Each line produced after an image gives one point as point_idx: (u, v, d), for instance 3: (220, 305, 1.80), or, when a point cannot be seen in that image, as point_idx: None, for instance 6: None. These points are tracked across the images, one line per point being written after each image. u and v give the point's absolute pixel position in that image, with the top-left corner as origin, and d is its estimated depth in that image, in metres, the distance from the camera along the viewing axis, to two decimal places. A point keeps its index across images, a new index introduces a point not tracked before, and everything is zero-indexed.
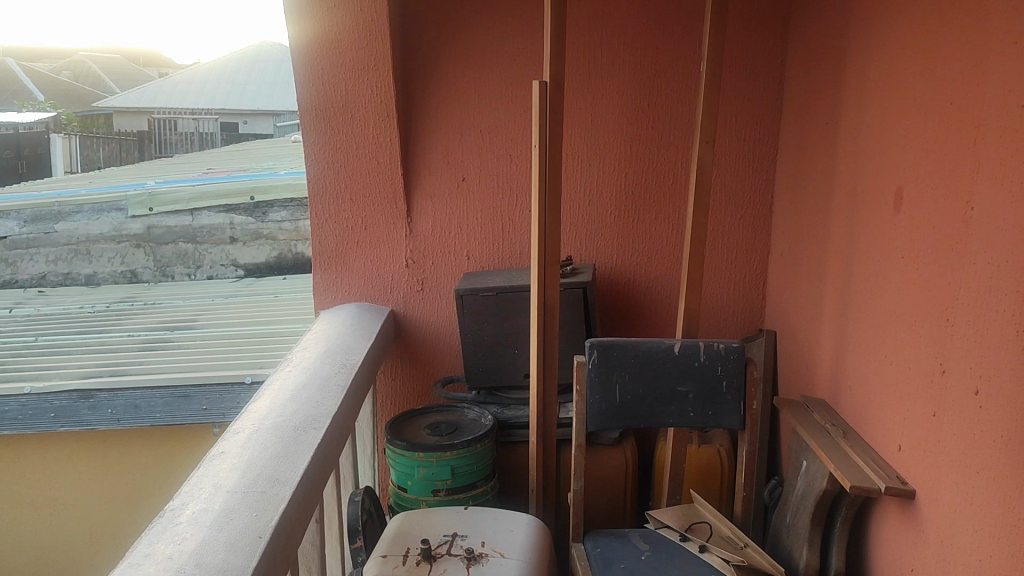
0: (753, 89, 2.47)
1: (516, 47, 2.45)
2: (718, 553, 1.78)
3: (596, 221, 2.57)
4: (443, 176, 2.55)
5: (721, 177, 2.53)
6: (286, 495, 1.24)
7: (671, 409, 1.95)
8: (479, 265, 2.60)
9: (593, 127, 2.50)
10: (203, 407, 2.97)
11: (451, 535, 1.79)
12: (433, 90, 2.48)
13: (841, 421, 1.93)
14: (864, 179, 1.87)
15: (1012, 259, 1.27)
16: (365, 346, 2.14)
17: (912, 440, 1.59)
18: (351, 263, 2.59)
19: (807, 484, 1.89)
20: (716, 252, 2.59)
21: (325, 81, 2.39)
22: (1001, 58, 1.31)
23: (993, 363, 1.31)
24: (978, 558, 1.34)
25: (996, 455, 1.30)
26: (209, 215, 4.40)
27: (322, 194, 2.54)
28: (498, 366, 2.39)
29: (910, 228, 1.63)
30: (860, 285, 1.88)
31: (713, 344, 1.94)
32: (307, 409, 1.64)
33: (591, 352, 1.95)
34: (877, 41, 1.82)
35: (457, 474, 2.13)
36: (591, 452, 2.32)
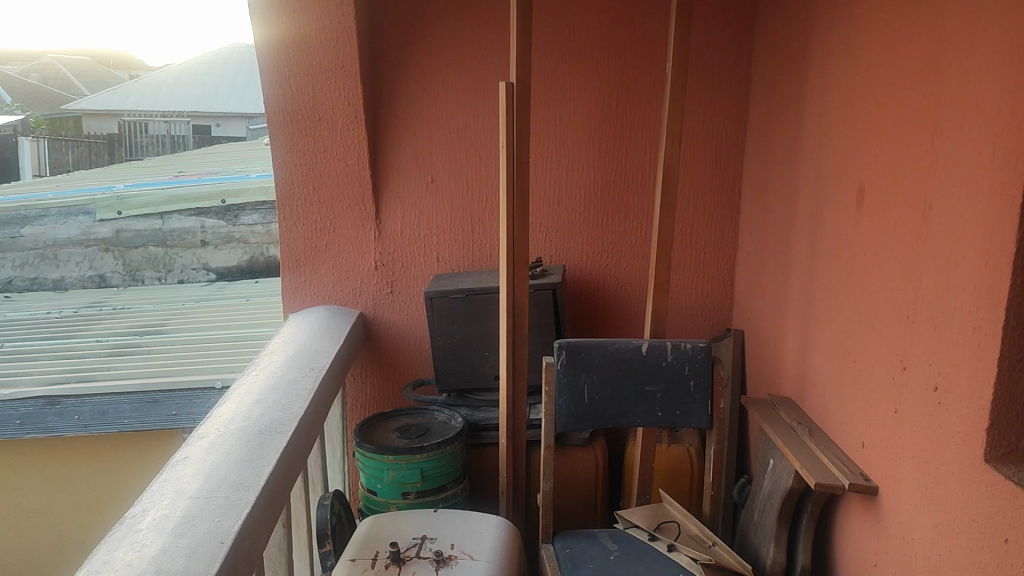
0: (718, 90, 2.49)
1: (484, 48, 2.45)
2: (685, 553, 1.79)
3: (564, 222, 2.58)
4: (412, 177, 2.54)
5: (686, 178, 2.55)
6: (250, 500, 1.24)
7: (639, 409, 1.96)
8: (449, 267, 2.59)
9: (561, 129, 2.51)
10: (173, 412, 2.94)
11: (420, 538, 1.78)
12: (401, 92, 2.48)
13: (807, 420, 1.95)
14: (828, 179, 1.89)
15: (968, 258, 1.29)
16: (333, 350, 2.13)
17: (875, 438, 1.61)
18: (319, 265, 2.58)
19: (773, 483, 1.90)
20: (684, 252, 2.60)
21: (292, 82, 2.37)
22: (959, 58, 1.33)
23: (951, 359, 1.33)
24: (939, 553, 1.36)
25: (954, 451, 1.32)
26: (179, 219, 4.37)
27: (289, 197, 2.52)
28: (467, 368, 2.39)
29: (872, 229, 1.65)
30: (824, 283, 1.90)
31: (680, 344, 1.95)
32: (273, 413, 1.63)
33: (558, 353, 1.95)
34: (840, 42, 1.83)
35: (427, 477, 2.13)
36: (561, 452, 2.33)
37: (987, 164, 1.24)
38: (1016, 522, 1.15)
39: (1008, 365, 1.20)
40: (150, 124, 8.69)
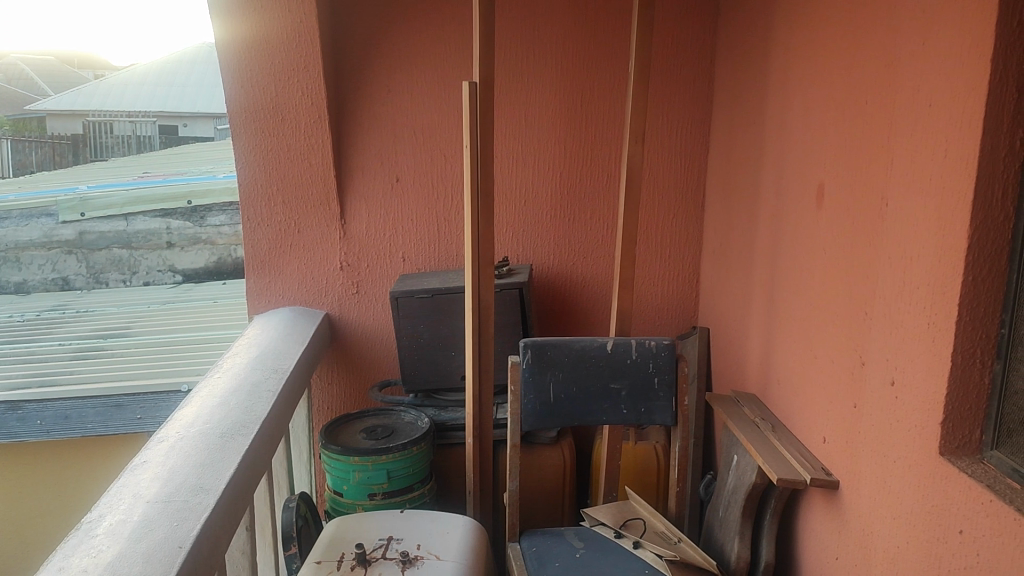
0: (682, 90, 2.50)
1: (449, 47, 2.45)
2: (651, 549, 1.80)
3: (531, 221, 2.58)
4: (377, 177, 2.53)
5: (651, 176, 2.56)
6: (210, 504, 1.23)
7: (605, 406, 1.97)
8: (415, 267, 2.59)
9: (526, 128, 2.51)
10: (138, 415, 2.91)
11: (386, 539, 1.78)
12: (366, 92, 2.47)
13: (770, 416, 1.97)
14: (790, 177, 1.91)
15: (923, 254, 1.31)
16: (298, 351, 2.12)
17: (836, 432, 1.63)
18: (284, 266, 2.56)
19: (737, 479, 1.92)
20: (649, 250, 2.61)
21: (254, 82, 2.35)
22: (914, 56, 1.35)
23: (908, 354, 1.35)
24: (897, 545, 1.38)
25: (911, 444, 1.34)
26: (145, 220, 4.38)
27: (253, 197, 2.49)
28: (434, 369, 2.39)
29: (832, 225, 1.67)
30: (786, 280, 1.92)
31: (645, 342, 1.96)
32: (236, 415, 1.62)
33: (524, 352, 1.95)
34: (800, 41, 1.85)
35: (393, 478, 2.12)
36: (528, 451, 2.33)
37: (940, 162, 1.26)
38: (971, 514, 1.17)
39: (961, 359, 1.22)
40: (116, 124, 8.57)
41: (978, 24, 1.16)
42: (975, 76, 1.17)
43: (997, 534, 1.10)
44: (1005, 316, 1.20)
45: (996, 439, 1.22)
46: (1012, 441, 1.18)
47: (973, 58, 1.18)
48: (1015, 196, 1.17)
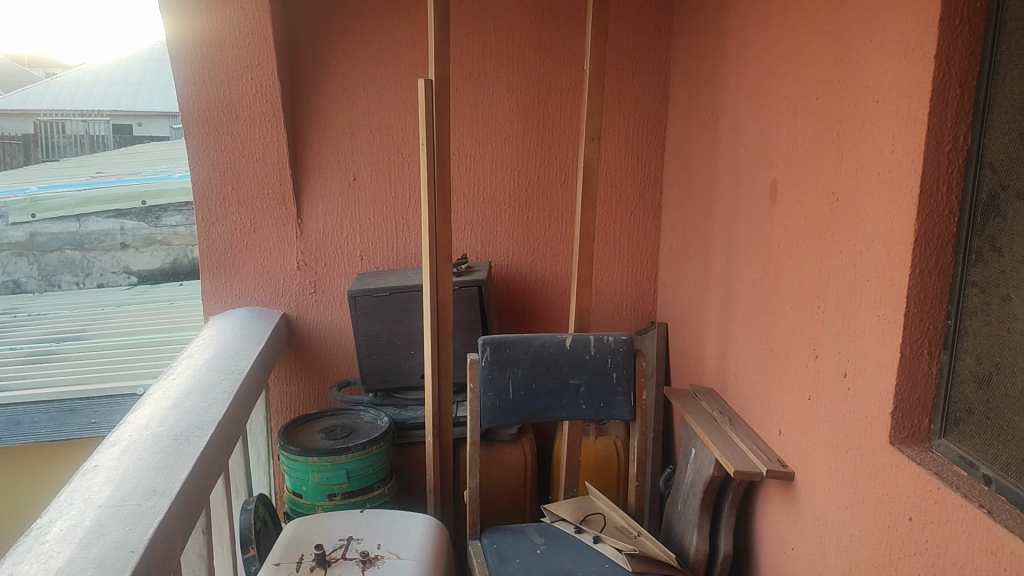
0: (637, 86, 2.52)
1: (406, 45, 2.44)
2: (611, 544, 1.81)
3: (489, 218, 2.58)
4: (334, 175, 2.52)
5: (607, 172, 2.57)
6: (163, 507, 1.21)
7: (564, 402, 1.98)
8: (373, 266, 2.59)
9: (482, 126, 2.51)
10: (91, 420, 2.85)
11: (346, 539, 1.76)
12: (321, 90, 2.45)
13: (727, 409, 1.99)
14: (744, 172, 1.93)
15: (873, 247, 1.34)
16: (255, 351, 2.10)
17: (790, 424, 1.66)
18: (239, 267, 2.53)
19: (695, 472, 1.94)
20: (608, 246, 2.63)
21: (207, 80, 2.31)
22: (862, 54, 1.37)
23: (859, 346, 1.38)
24: (850, 534, 1.41)
25: (863, 434, 1.37)
26: (97, 221, 4.36)
27: (206, 197, 2.45)
28: (393, 368, 2.38)
29: (785, 220, 1.70)
30: (741, 274, 1.95)
31: (603, 338, 1.98)
32: (191, 417, 1.60)
33: (483, 350, 1.94)
34: (753, 37, 1.88)
35: (353, 478, 2.11)
36: (489, 449, 2.34)
37: (887, 158, 1.29)
38: (919, 501, 1.20)
39: (909, 350, 1.25)
40: None
41: (923, 23, 1.19)
42: (919, 73, 1.19)
43: (944, 521, 1.13)
44: (950, 307, 1.22)
45: (944, 428, 1.24)
46: (959, 429, 1.21)
47: (916, 55, 1.20)
48: (959, 190, 1.20)
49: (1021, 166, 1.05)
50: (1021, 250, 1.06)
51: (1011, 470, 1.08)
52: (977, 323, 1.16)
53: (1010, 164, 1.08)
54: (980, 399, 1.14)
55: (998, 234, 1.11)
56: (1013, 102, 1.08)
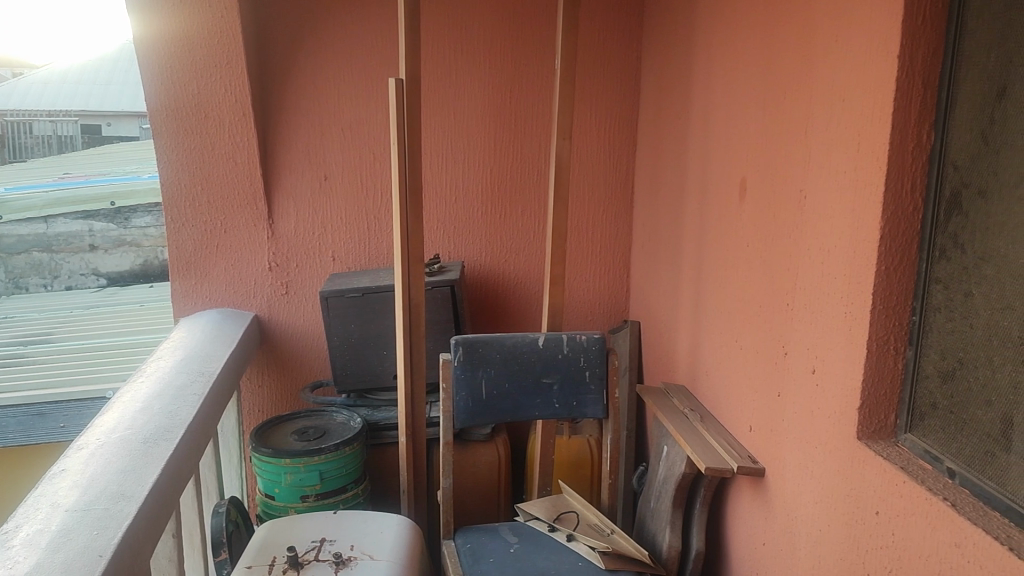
0: (608, 86, 2.53)
1: (376, 45, 2.44)
2: (585, 542, 1.82)
3: (461, 218, 2.58)
4: (305, 176, 2.51)
5: (579, 171, 2.58)
6: (131, 511, 1.20)
7: (537, 402, 1.98)
8: (345, 266, 2.58)
9: (454, 126, 2.51)
10: (60, 423, 2.82)
11: (319, 541, 1.76)
12: (292, 90, 2.43)
13: (698, 406, 2.01)
14: (713, 171, 1.95)
15: (839, 245, 1.36)
16: (226, 353, 2.09)
17: (760, 420, 1.68)
18: (209, 268, 2.51)
19: (668, 469, 1.95)
20: (580, 245, 2.64)
21: (175, 80, 2.28)
22: (829, 55, 1.39)
23: (826, 343, 1.40)
24: (818, 528, 1.42)
25: (830, 430, 1.39)
26: (65, 223, 4.34)
27: (175, 198, 2.43)
28: (366, 368, 2.38)
29: (754, 218, 1.72)
30: (711, 273, 1.96)
31: (576, 336, 1.98)
32: (160, 420, 1.58)
33: (455, 350, 1.94)
34: (722, 38, 1.89)
35: (326, 479, 2.10)
36: (462, 448, 2.34)
37: (854, 156, 1.30)
38: (885, 495, 1.22)
39: (876, 346, 1.26)
40: None
41: (886, 24, 1.20)
42: (883, 74, 1.21)
43: (910, 515, 1.15)
44: (915, 303, 1.24)
45: (909, 423, 1.26)
46: (924, 424, 1.23)
47: (880, 55, 1.22)
48: (923, 188, 1.21)
49: (984, 165, 1.07)
50: (983, 247, 1.08)
51: (974, 464, 1.10)
52: (940, 319, 1.18)
53: (973, 162, 1.10)
54: (944, 394, 1.16)
55: (961, 231, 1.13)
56: (975, 100, 1.10)
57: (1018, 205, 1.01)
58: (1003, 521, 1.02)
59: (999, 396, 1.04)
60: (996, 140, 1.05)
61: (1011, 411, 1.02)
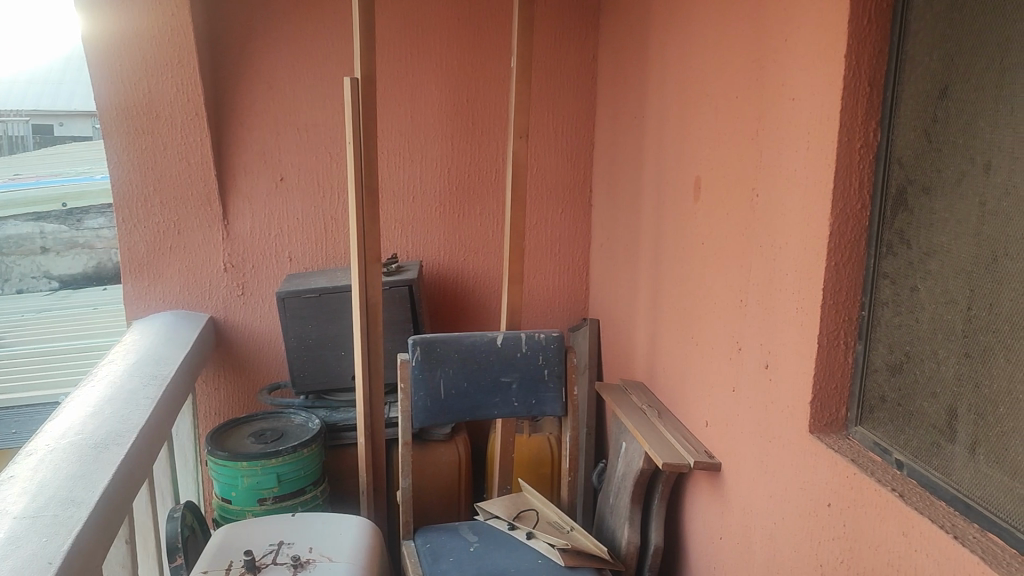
0: (565, 85, 2.54)
1: (331, 44, 2.43)
2: (544, 539, 1.83)
3: (419, 217, 2.57)
4: (260, 175, 2.48)
5: (537, 170, 2.58)
6: (83, 517, 1.18)
7: (495, 400, 1.98)
8: (302, 267, 2.56)
9: (411, 125, 2.50)
10: (11, 430, 2.77)
11: (277, 544, 1.74)
12: (246, 89, 2.41)
13: (656, 402, 2.03)
14: (669, 169, 1.96)
15: (790, 242, 1.37)
16: (180, 356, 2.06)
17: (716, 416, 1.69)
18: (163, 269, 2.48)
19: (626, 465, 1.96)
20: (538, 243, 2.64)
21: (125, 79, 2.24)
22: (778, 55, 1.41)
23: (779, 338, 1.42)
24: (774, 520, 1.44)
25: (783, 424, 1.41)
26: (15, 224, 4.23)
27: (127, 199, 2.39)
28: (323, 370, 2.36)
29: (708, 216, 1.73)
30: (667, 270, 1.98)
31: (534, 335, 1.98)
32: (111, 424, 1.56)
33: (413, 350, 1.93)
34: (675, 37, 1.91)
35: (284, 481, 2.08)
36: (422, 448, 2.33)
37: (804, 154, 1.32)
38: (837, 487, 1.24)
39: (826, 341, 1.29)
40: None
41: (834, 25, 1.22)
42: (831, 74, 1.23)
43: (860, 506, 1.17)
44: (864, 299, 1.26)
45: (859, 416, 1.28)
46: (873, 416, 1.25)
47: (828, 55, 1.24)
48: (870, 186, 1.24)
49: (928, 162, 1.09)
50: (927, 242, 1.10)
51: (921, 454, 1.12)
52: (888, 313, 1.20)
53: (916, 160, 1.12)
54: (893, 386, 1.19)
55: (906, 227, 1.15)
56: (919, 99, 1.12)
57: (959, 201, 1.03)
58: (948, 510, 1.05)
59: (945, 388, 1.06)
60: (938, 138, 1.07)
61: (955, 403, 1.04)
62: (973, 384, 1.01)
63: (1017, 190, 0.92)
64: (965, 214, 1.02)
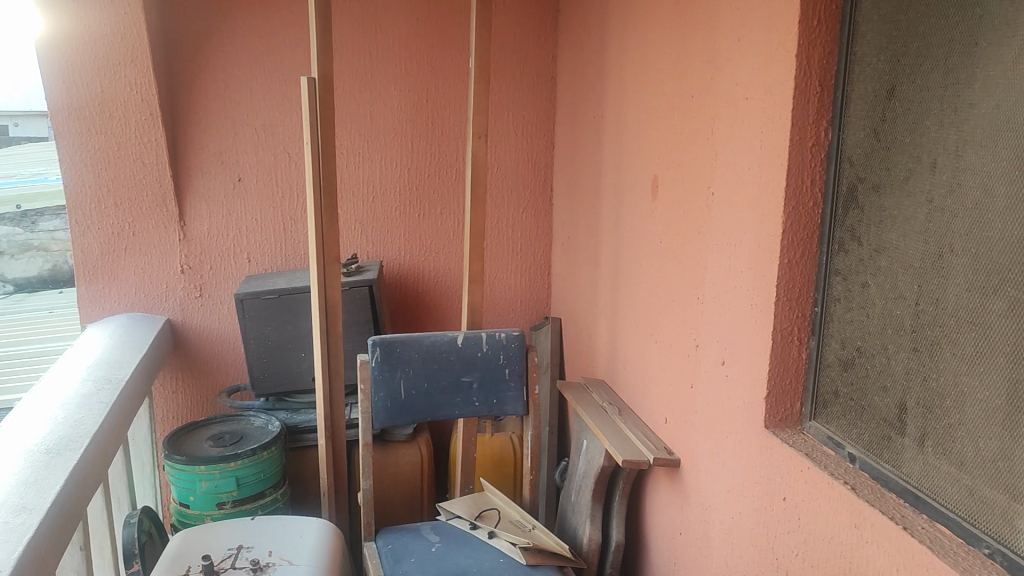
0: (525, 85, 2.54)
1: (289, 43, 2.41)
2: (506, 538, 1.83)
3: (380, 217, 2.56)
4: (217, 176, 2.46)
5: (497, 169, 2.58)
6: (34, 524, 1.16)
7: (456, 400, 1.98)
8: (261, 268, 2.54)
9: (370, 125, 2.49)
10: None
11: (236, 548, 1.72)
12: (201, 89, 2.38)
13: (617, 400, 2.04)
14: (627, 168, 1.98)
15: (745, 240, 1.39)
16: (135, 359, 2.03)
17: (675, 412, 1.71)
18: (118, 271, 2.44)
19: (587, 463, 1.97)
20: (500, 242, 2.64)
21: (77, 78, 2.20)
22: (732, 55, 1.43)
23: (735, 334, 1.43)
24: (731, 515, 1.46)
25: (739, 419, 1.42)
26: None
27: (80, 201, 2.35)
28: (283, 371, 2.34)
29: (665, 214, 1.75)
30: (626, 268, 1.99)
31: (495, 334, 1.99)
32: (63, 429, 1.53)
33: (373, 350, 1.92)
34: (632, 37, 1.92)
35: (243, 485, 2.06)
36: (384, 449, 2.32)
37: (757, 153, 1.34)
38: (792, 481, 1.25)
39: (780, 337, 1.30)
40: None
41: (784, 26, 1.24)
42: (782, 73, 1.25)
43: (814, 499, 1.19)
44: (816, 295, 1.28)
45: (813, 411, 1.30)
46: (827, 411, 1.27)
47: (780, 54, 1.25)
48: (822, 184, 1.26)
49: (877, 160, 1.11)
50: (877, 239, 1.12)
51: (873, 447, 1.14)
52: (840, 309, 1.22)
53: (866, 158, 1.14)
54: (845, 381, 1.20)
55: (857, 224, 1.17)
56: (868, 98, 1.14)
57: (907, 199, 1.05)
58: (898, 501, 1.07)
59: (895, 382, 1.08)
60: (887, 136, 1.09)
61: (904, 397, 1.06)
62: (921, 378, 1.03)
63: (962, 188, 0.94)
64: (912, 211, 1.04)
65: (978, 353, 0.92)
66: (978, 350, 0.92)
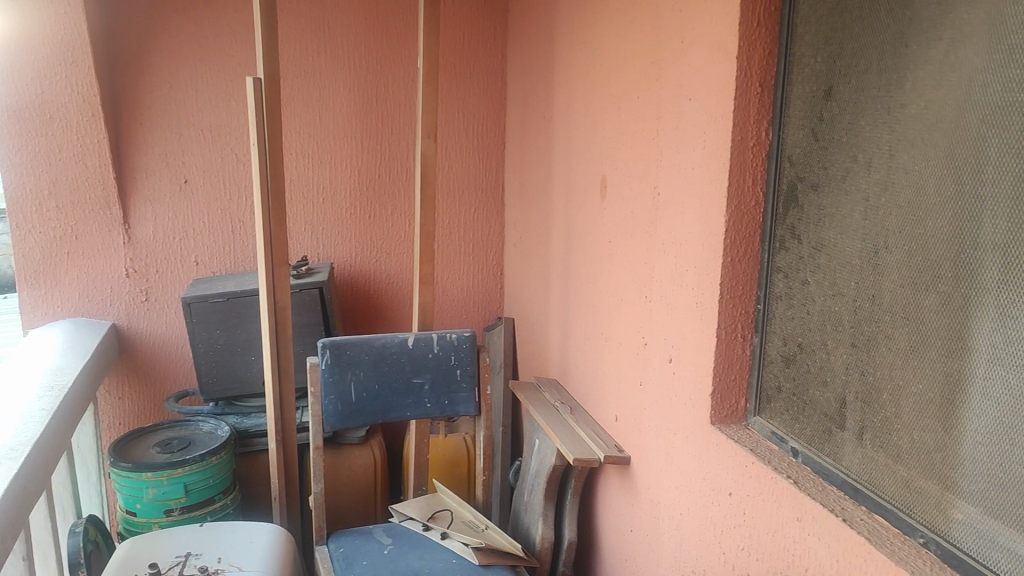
0: (475, 85, 2.54)
1: (235, 44, 2.39)
2: (458, 539, 1.83)
3: (330, 219, 2.54)
4: (163, 178, 2.42)
5: (448, 169, 2.58)
6: None
7: (407, 402, 1.97)
8: (209, 271, 2.51)
9: (320, 126, 2.47)
10: None
11: (184, 556, 1.70)
12: (145, 90, 2.34)
13: (568, 399, 2.05)
14: (576, 168, 1.99)
15: (690, 238, 1.41)
16: (79, 365, 1.99)
17: (624, 410, 1.73)
18: (61, 276, 2.39)
19: (539, 462, 1.98)
20: (452, 243, 2.64)
21: (15, 78, 2.15)
22: (675, 56, 1.45)
23: (682, 333, 1.45)
24: (680, 510, 1.47)
25: (687, 416, 1.44)
26: None
27: (20, 204, 2.29)
28: (233, 375, 2.32)
29: (613, 214, 1.76)
30: (576, 268, 2.01)
31: (446, 335, 1.99)
32: (3, 437, 1.50)
33: (323, 352, 1.90)
34: (579, 39, 1.94)
35: (191, 491, 2.04)
36: (336, 452, 2.31)
37: (701, 153, 1.36)
38: (737, 476, 1.27)
39: (724, 334, 1.32)
40: None
41: (726, 27, 1.26)
42: (724, 73, 1.27)
43: (759, 493, 1.21)
44: (759, 293, 1.31)
45: (757, 407, 1.33)
46: (770, 406, 1.29)
47: (722, 55, 1.27)
48: (763, 183, 1.28)
49: (815, 159, 1.13)
50: (816, 237, 1.14)
51: (814, 441, 1.16)
52: (782, 306, 1.24)
53: (805, 158, 1.16)
54: (787, 377, 1.23)
55: (797, 223, 1.19)
56: (806, 100, 1.16)
57: (844, 198, 1.07)
58: (839, 494, 1.09)
59: (835, 377, 1.11)
60: (824, 136, 1.11)
61: (843, 391, 1.09)
62: (859, 373, 1.05)
63: (895, 187, 0.96)
64: (849, 209, 1.06)
65: (912, 347, 0.95)
66: (912, 345, 0.95)
